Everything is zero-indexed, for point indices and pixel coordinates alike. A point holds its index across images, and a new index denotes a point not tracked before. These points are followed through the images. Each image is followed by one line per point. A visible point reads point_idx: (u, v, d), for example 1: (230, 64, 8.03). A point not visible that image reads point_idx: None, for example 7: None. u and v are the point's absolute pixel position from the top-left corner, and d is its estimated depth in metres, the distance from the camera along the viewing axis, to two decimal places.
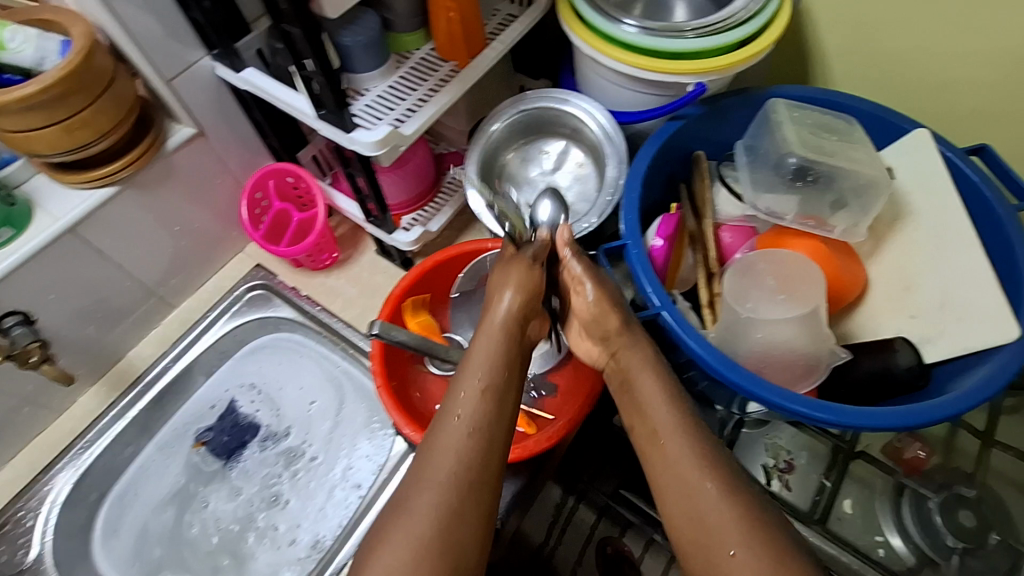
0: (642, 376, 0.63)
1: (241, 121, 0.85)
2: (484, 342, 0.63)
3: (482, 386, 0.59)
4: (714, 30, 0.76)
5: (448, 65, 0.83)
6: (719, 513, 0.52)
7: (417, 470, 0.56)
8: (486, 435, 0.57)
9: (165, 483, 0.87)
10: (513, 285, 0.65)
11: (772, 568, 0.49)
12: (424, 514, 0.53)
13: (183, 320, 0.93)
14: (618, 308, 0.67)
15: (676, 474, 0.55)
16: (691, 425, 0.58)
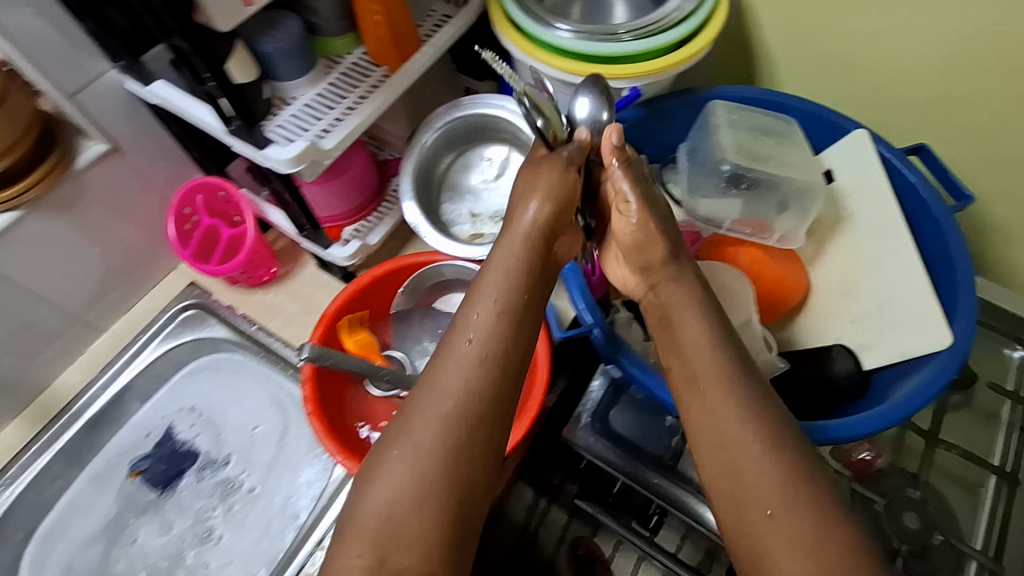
0: (685, 310, 0.60)
1: (161, 134, 0.80)
2: (505, 254, 0.60)
3: (499, 303, 0.57)
4: (647, 33, 0.73)
5: (379, 70, 0.79)
6: (760, 474, 0.51)
7: (426, 387, 0.54)
8: (502, 358, 0.55)
9: (95, 517, 0.84)
10: (541, 194, 0.60)
11: (811, 525, 0.49)
12: (427, 440, 0.51)
13: (113, 345, 0.89)
14: (665, 233, 0.62)
15: (718, 428, 0.54)
16: (733, 371, 0.56)
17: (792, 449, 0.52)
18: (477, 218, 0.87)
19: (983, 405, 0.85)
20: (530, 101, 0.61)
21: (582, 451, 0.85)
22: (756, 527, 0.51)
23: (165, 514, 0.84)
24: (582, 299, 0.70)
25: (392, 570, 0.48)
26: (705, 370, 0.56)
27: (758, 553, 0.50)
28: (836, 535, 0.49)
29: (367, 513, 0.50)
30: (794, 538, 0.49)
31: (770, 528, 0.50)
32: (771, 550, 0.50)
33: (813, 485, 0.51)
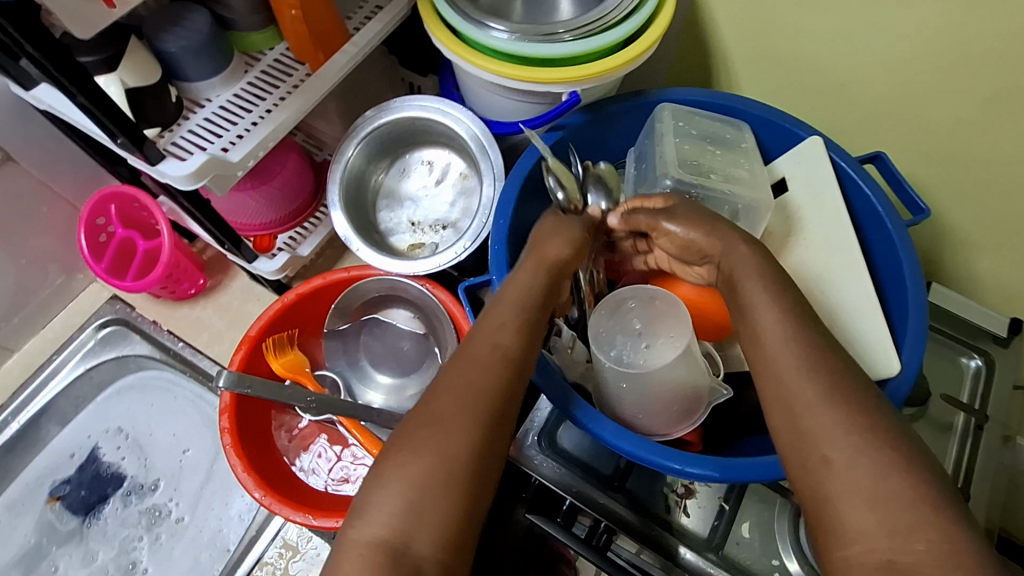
0: (749, 277, 0.55)
1: (61, 139, 0.73)
2: (528, 275, 0.57)
3: (522, 313, 0.53)
4: (588, 33, 0.67)
5: (301, 69, 0.72)
6: (819, 415, 0.47)
7: (449, 378, 0.49)
8: (524, 362, 0.51)
9: (13, 543, 0.79)
10: (565, 237, 0.61)
11: (878, 470, 0.43)
12: (456, 425, 0.46)
13: (26, 366, 0.83)
14: (708, 222, 0.60)
15: (782, 376, 0.49)
16: (798, 317, 0.52)
17: (857, 390, 0.48)
18: (417, 227, 0.82)
19: (936, 415, 0.79)
20: (553, 176, 0.69)
21: (529, 470, 0.79)
22: (813, 474, 0.46)
23: (87, 545, 0.79)
24: None
25: (413, 559, 0.42)
26: (766, 318, 0.52)
27: (822, 501, 0.45)
28: (899, 481, 0.43)
29: (384, 500, 0.44)
30: (856, 480, 0.44)
31: (835, 474, 0.44)
32: (834, 496, 0.44)
33: (879, 431, 0.45)
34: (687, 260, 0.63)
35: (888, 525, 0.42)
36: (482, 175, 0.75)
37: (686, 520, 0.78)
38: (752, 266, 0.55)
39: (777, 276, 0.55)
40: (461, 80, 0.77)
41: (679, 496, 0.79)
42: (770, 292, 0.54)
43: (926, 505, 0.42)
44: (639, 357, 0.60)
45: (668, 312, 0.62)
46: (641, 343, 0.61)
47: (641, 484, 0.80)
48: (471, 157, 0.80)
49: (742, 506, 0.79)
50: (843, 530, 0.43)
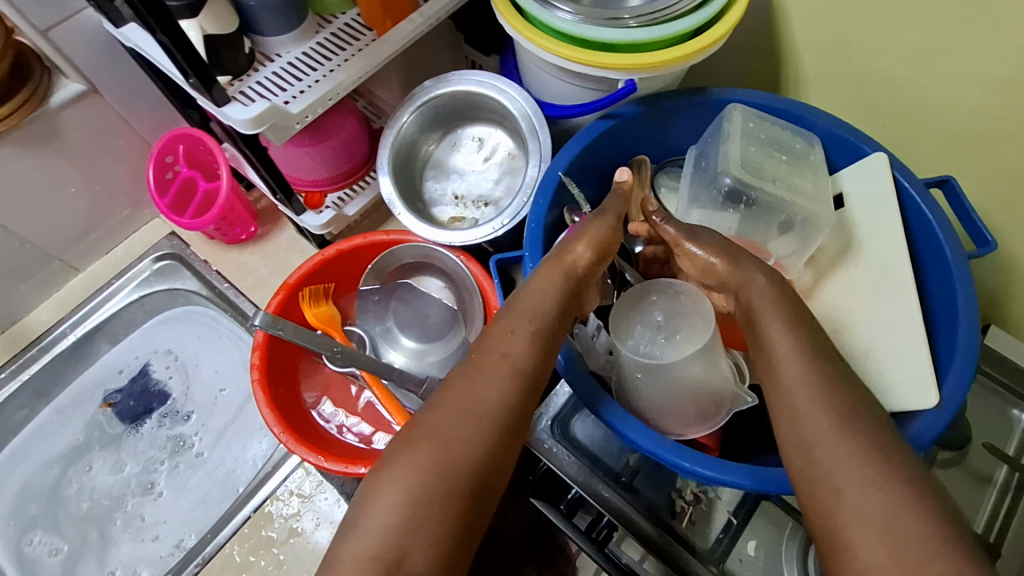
0: (767, 308, 0.54)
1: (142, 78, 0.78)
2: (543, 292, 0.56)
3: (537, 324, 0.54)
4: (653, 21, 0.66)
5: (368, 34, 0.74)
6: (832, 445, 0.45)
7: (457, 389, 0.50)
8: (537, 373, 0.52)
9: (61, 442, 0.84)
10: (588, 239, 0.60)
11: (889, 504, 0.41)
12: (460, 434, 0.48)
13: (88, 285, 0.89)
14: (731, 251, 0.59)
15: (795, 405, 0.48)
16: (813, 346, 0.51)
17: (870, 424, 0.46)
18: (460, 201, 0.83)
19: (976, 465, 0.74)
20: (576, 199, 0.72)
21: (540, 455, 0.80)
22: (823, 505, 0.44)
23: (121, 453, 0.83)
24: None
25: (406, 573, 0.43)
26: (781, 349, 0.51)
27: (831, 533, 0.43)
28: (915, 515, 0.41)
29: (380, 505, 0.45)
30: (869, 512, 0.42)
31: (846, 507, 0.43)
32: (846, 525, 0.42)
33: (895, 466, 0.43)
34: (707, 286, 0.62)
35: (898, 561, 0.39)
36: (528, 156, 0.75)
37: (690, 529, 0.77)
38: (767, 303, 0.54)
39: (795, 304, 0.54)
40: (521, 62, 0.77)
41: (687, 503, 0.78)
42: (784, 321, 0.53)
43: (938, 539, 0.39)
44: (656, 349, 0.58)
45: (691, 309, 0.60)
46: (659, 337, 0.59)
47: (651, 487, 0.79)
48: (520, 138, 0.80)
49: (750, 523, 0.78)
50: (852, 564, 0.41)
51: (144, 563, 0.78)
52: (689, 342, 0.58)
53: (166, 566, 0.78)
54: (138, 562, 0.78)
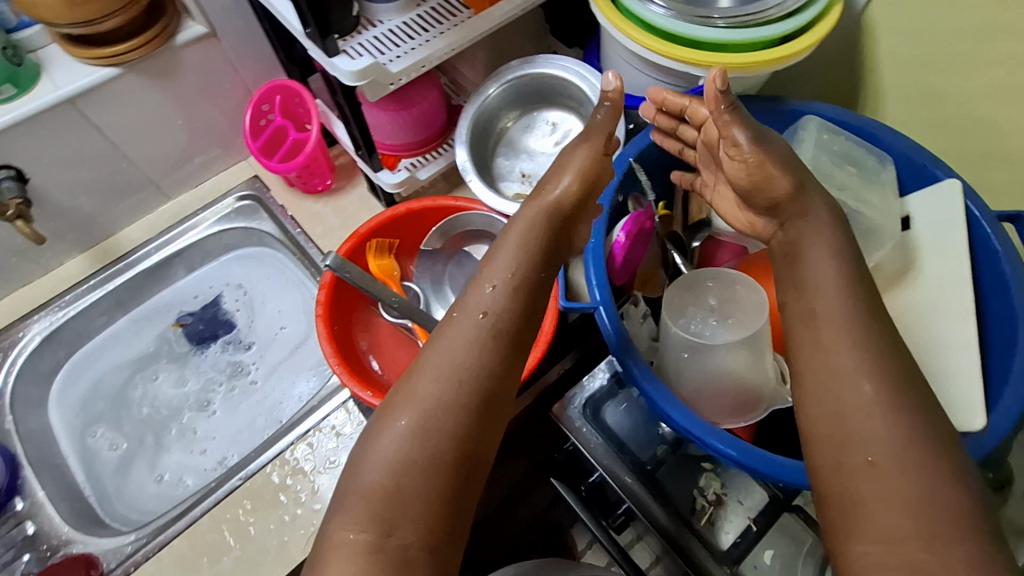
0: (818, 249, 0.52)
1: (256, 29, 0.85)
2: (524, 246, 0.52)
3: (521, 277, 0.50)
4: (743, 24, 0.68)
5: (465, 13, 0.77)
6: (872, 416, 0.43)
7: (435, 355, 0.47)
8: (519, 327, 0.49)
9: (133, 348, 0.92)
10: (573, 171, 0.55)
11: (921, 482, 0.40)
12: (439, 407, 0.45)
13: (175, 214, 0.95)
14: (781, 159, 0.56)
15: (840, 366, 0.46)
16: (866, 307, 0.49)
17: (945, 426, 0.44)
18: (526, 179, 0.86)
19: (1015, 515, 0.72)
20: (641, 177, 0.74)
21: (569, 433, 0.82)
22: (851, 476, 0.42)
23: (185, 369, 0.90)
24: (595, 274, 0.65)
25: (396, 546, 0.42)
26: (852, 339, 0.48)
27: (849, 500, 0.42)
28: (945, 493, 0.40)
29: (365, 483, 0.44)
30: (900, 488, 0.40)
31: (872, 476, 0.42)
32: (870, 499, 0.41)
33: (936, 448, 0.42)
34: (752, 199, 0.59)
35: (917, 528, 0.39)
36: (599, 141, 0.77)
37: (709, 529, 0.77)
38: (817, 233, 0.53)
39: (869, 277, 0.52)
40: (607, 54, 0.81)
41: (708, 503, 0.79)
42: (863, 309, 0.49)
43: (966, 519, 0.39)
44: (707, 330, 0.60)
45: (746, 297, 0.62)
46: (711, 318, 0.61)
47: (672, 483, 0.80)
48: None
49: (769, 533, 0.79)
50: (869, 527, 0.41)
51: (190, 471, 0.83)
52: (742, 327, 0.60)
53: (208, 478, 0.83)
54: (183, 471, 0.84)
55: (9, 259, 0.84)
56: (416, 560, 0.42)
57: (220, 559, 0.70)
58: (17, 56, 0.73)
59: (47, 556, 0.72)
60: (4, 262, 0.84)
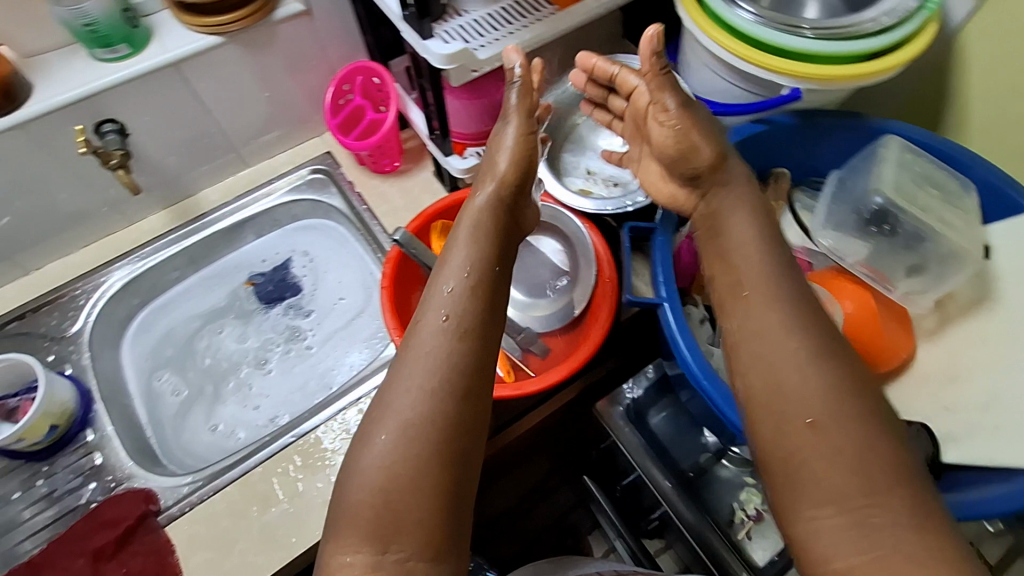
0: (733, 212, 0.58)
1: (348, 10, 0.89)
2: (473, 243, 0.56)
3: (473, 277, 0.54)
4: (833, 35, 0.68)
5: (549, 8, 0.78)
6: (802, 380, 0.47)
7: (407, 371, 0.49)
8: (481, 326, 0.52)
9: (203, 303, 0.97)
10: (510, 153, 0.64)
11: (857, 438, 0.44)
12: (418, 424, 0.47)
13: (250, 180, 1.00)
14: (700, 126, 0.62)
15: (766, 337, 0.50)
16: (785, 274, 0.53)
17: None
18: (591, 176, 0.87)
19: None
20: None
21: (611, 432, 0.82)
22: (793, 440, 0.46)
23: (248, 327, 0.95)
24: (661, 271, 0.66)
25: (395, 559, 0.44)
26: None
27: (792, 466, 0.46)
28: (880, 445, 0.44)
29: (356, 501, 0.45)
30: (837, 445, 0.45)
31: (812, 440, 0.45)
32: (810, 460, 0.45)
33: (861, 403, 0.46)
34: (676, 167, 0.63)
35: (860, 485, 0.43)
36: None
37: (747, 543, 0.76)
38: (736, 204, 0.59)
39: None
40: (685, 57, 0.81)
41: (747, 518, 0.77)
42: None
43: (900, 472, 0.44)
44: None
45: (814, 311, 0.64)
46: None
47: (710, 492, 0.80)
48: None
49: None
50: (818, 491, 0.44)
51: (243, 426, 0.87)
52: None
53: (259, 434, 0.87)
54: (237, 424, 0.88)
55: (100, 208, 0.90)
56: (416, 569, 0.44)
57: (268, 509, 0.73)
58: (133, 19, 0.78)
59: (111, 487, 0.76)
60: (96, 211, 0.90)
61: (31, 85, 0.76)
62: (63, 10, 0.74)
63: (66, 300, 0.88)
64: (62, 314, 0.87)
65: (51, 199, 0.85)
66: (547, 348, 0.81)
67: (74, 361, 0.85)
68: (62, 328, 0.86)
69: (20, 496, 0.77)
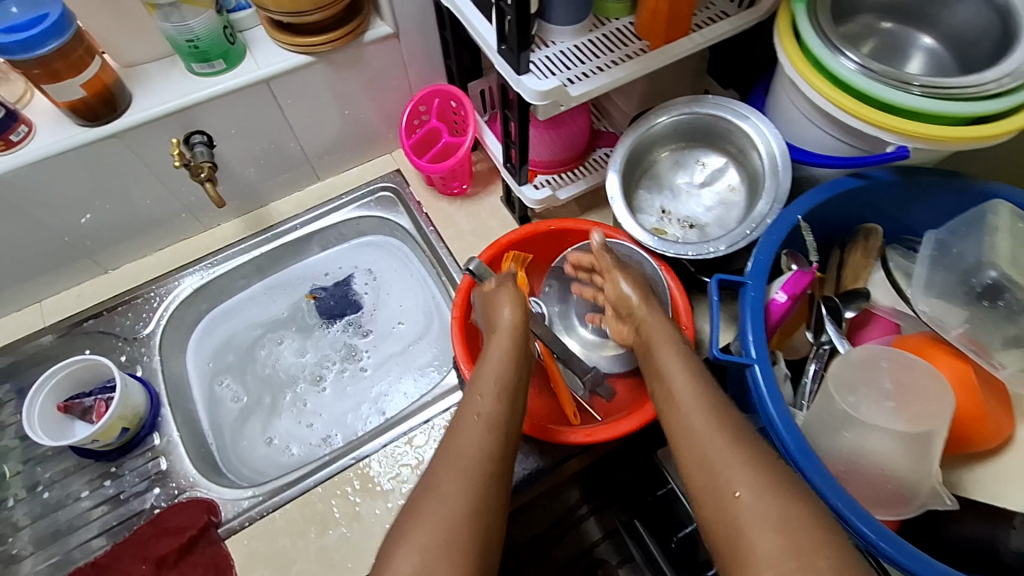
0: (663, 343, 0.67)
1: (434, 34, 0.89)
2: (498, 357, 0.67)
3: (498, 384, 0.64)
4: (947, 95, 0.64)
5: (639, 43, 0.77)
6: (727, 458, 0.52)
7: (443, 461, 0.58)
8: (505, 426, 0.62)
9: (266, 313, 0.98)
10: (510, 303, 0.71)
11: (779, 506, 0.48)
12: (456, 500, 0.55)
13: (322, 195, 1.01)
14: (643, 288, 0.72)
15: (689, 428, 0.56)
16: (704, 378, 0.61)
17: None
18: (666, 216, 0.84)
19: None
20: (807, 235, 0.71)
21: (673, 479, 0.79)
22: (727, 515, 0.50)
23: (307, 340, 0.95)
24: (751, 332, 0.64)
25: None
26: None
27: (734, 539, 0.49)
28: (801, 511, 0.48)
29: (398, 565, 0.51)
30: (761, 513, 0.48)
31: (743, 512, 0.49)
32: (746, 528, 0.48)
33: (783, 477, 0.51)
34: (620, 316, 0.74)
35: (791, 546, 0.46)
36: (761, 192, 0.75)
37: None
38: (665, 340, 0.67)
39: None
40: (775, 99, 0.78)
41: None
42: None
43: (827, 534, 0.47)
44: (882, 412, 0.59)
45: (925, 385, 0.60)
46: (887, 403, 0.59)
47: None
48: (751, 176, 0.80)
49: None
50: (754, 559, 0.47)
51: (297, 441, 0.88)
52: (922, 421, 0.57)
53: (313, 452, 0.87)
54: (291, 439, 0.88)
55: (179, 213, 0.92)
56: None
57: (326, 532, 0.74)
58: (232, 36, 0.79)
59: (175, 494, 0.79)
60: (175, 216, 0.92)
61: (129, 94, 0.78)
62: (170, 25, 0.75)
63: (139, 302, 0.90)
64: (137, 315, 0.90)
65: (134, 203, 0.87)
66: (613, 391, 0.81)
67: (145, 363, 0.87)
68: (136, 329, 0.89)
69: (88, 494, 0.80)
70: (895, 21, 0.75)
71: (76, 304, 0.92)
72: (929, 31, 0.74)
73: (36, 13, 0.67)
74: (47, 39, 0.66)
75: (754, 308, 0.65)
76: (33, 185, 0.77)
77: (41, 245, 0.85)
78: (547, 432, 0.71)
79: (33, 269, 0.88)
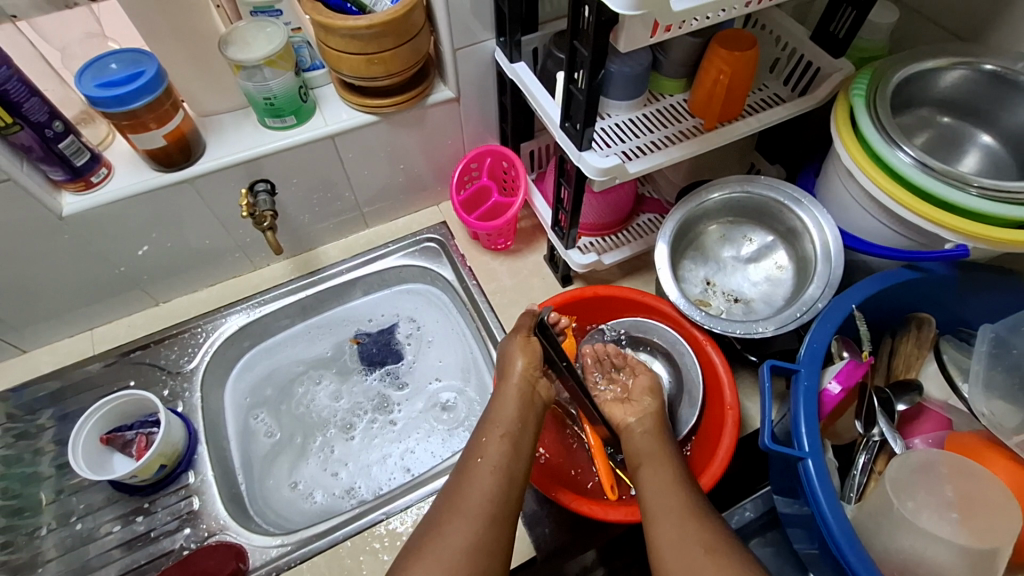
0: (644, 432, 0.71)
1: (492, 98, 0.92)
2: (503, 400, 0.70)
3: (503, 428, 0.68)
4: (1007, 198, 0.64)
5: (693, 120, 0.79)
6: (690, 533, 0.59)
7: (449, 504, 0.62)
8: (510, 468, 0.65)
9: (306, 353, 0.99)
10: (522, 354, 0.72)
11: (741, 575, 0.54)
12: (462, 538, 0.59)
13: (369, 241, 1.05)
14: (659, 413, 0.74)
15: (665, 496, 0.63)
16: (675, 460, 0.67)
17: None
18: (710, 287, 0.84)
19: None
20: (860, 323, 0.72)
21: None
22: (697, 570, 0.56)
23: (343, 384, 0.96)
24: (804, 422, 0.64)
25: None
26: None
27: None
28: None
29: None
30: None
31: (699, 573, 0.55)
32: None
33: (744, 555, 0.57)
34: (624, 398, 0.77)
35: None
36: (811, 278, 0.75)
37: None
38: (649, 432, 0.71)
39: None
40: (826, 180, 0.79)
41: None
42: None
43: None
44: (949, 525, 0.59)
45: (989, 499, 0.61)
46: (947, 512, 0.60)
47: None
48: (801, 258, 0.80)
49: None
50: None
51: (320, 489, 0.87)
52: (987, 537, 0.58)
53: (336, 504, 0.86)
54: (315, 486, 0.88)
55: (233, 252, 0.95)
56: None
57: None
58: (305, 94, 0.83)
59: (204, 536, 0.79)
60: (230, 254, 0.95)
61: (203, 143, 0.82)
62: (251, 84, 0.78)
63: (186, 336, 0.92)
64: (182, 349, 0.92)
65: (193, 241, 0.90)
66: None
67: (186, 399, 0.89)
68: (180, 363, 0.91)
69: (117, 530, 0.81)
70: (952, 116, 0.77)
71: (128, 334, 0.95)
72: (986, 129, 0.75)
73: (131, 70, 0.72)
74: (141, 94, 0.71)
75: (806, 399, 0.65)
76: (105, 222, 0.80)
77: (103, 277, 0.88)
78: (587, 507, 0.70)
79: (91, 297, 0.90)
